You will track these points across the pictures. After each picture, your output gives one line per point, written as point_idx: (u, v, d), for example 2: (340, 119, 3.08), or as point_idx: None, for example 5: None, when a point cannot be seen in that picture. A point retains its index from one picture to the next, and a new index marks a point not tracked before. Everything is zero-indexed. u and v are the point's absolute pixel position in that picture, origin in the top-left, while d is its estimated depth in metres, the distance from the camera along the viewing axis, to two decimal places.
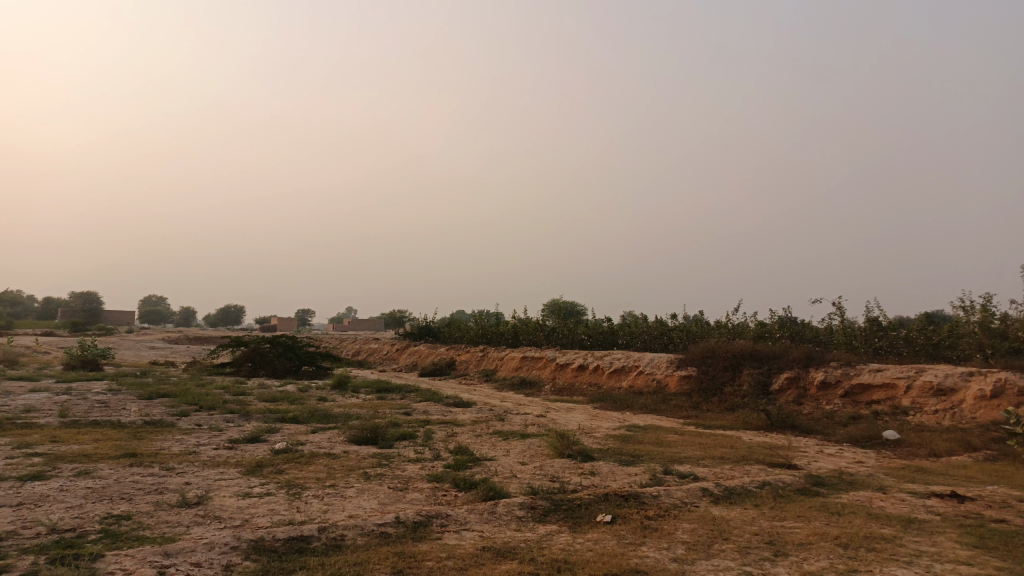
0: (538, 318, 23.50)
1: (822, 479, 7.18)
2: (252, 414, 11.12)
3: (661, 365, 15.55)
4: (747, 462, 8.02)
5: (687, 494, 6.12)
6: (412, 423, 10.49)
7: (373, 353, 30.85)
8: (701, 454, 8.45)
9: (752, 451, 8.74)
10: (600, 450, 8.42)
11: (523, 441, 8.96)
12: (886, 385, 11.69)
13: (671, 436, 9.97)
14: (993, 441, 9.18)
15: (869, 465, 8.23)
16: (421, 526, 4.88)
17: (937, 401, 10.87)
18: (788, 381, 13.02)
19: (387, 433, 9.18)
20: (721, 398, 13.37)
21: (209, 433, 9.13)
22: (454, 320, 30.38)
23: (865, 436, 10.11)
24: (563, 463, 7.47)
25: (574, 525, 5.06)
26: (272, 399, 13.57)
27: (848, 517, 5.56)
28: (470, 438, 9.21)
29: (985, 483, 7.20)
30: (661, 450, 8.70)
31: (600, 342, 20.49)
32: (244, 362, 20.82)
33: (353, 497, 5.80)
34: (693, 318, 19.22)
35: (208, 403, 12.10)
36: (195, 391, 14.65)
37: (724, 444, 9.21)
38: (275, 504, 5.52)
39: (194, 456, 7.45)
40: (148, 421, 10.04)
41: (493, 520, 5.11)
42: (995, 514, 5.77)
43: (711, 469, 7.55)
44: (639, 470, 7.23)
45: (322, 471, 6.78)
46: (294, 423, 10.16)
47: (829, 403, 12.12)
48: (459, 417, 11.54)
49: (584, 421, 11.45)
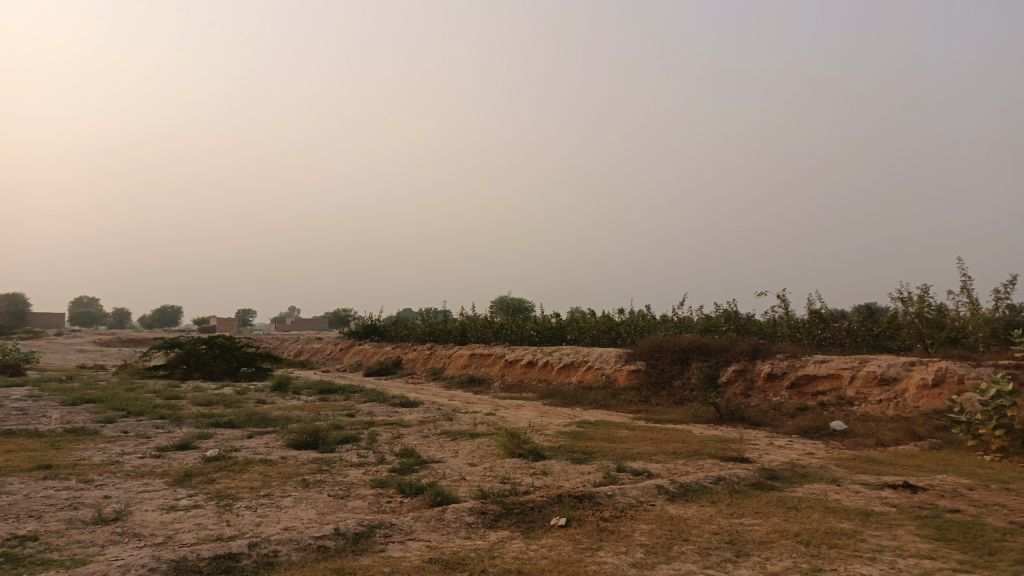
0: (485, 314, 23.20)
1: (776, 472, 7.08)
2: (184, 419, 10.52)
3: (610, 360, 15.43)
4: (700, 456, 7.88)
5: (642, 492, 5.91)
6: (356, 425, 10.08)
7: (317, 353, 30.09)
8: (653, 450, 8.29)
9: (704, 444, 8.63)
10: (552, 448, 8.17)
11: (472, 441, 8.65)
12: (831, 376, 11.78)
13: (623, 431, 9.80)
14: (937, 429, 9.28)
15: (821, 457, 8.19)
16: (362, 537, 4.53)
17: (881, 391, 10.99)
18: (735, 374, 13.03)
19: (329, 436, 8.74)
20: (670, 391, 13.31)
21: (135, 440, 8.54)
22: (400, 317, 29.83)
23: (813, 427, 10.13)
24: (513, 463, 7.19)
25: (527, 530, 4.78)
26: (208, 402, 12.94)
27: (806, 511, 5.42)
28: (416, 439, 8.86)
29: (934, 472, 7.22)
30: (614, 446, 8.51)
31: (549, 338, 20.33)
32: (178, 364, 19.95)
33: (289, 508, 5.40)
34: (641, 313, 19.20)
35: (137, 408, 11.42)
36: (124, 395, 13.88)
37: (675, 439, 9.08)
38: (202, 518, 5.08)
39: (115, 467, 6.91)
40: (69, 429, 9.36)
41: (440, 528, 4.78)
42: (948, 504, 5.74)
43: (664, 465, 7.38)
44: (592, 469, 7.00)
45: (256, 480, 6.34)
46: (230, 428, 9.63)
47: (777, 395, 12.16)
48: (406, 417, 11.15)
49: (534, 419, 11.20)
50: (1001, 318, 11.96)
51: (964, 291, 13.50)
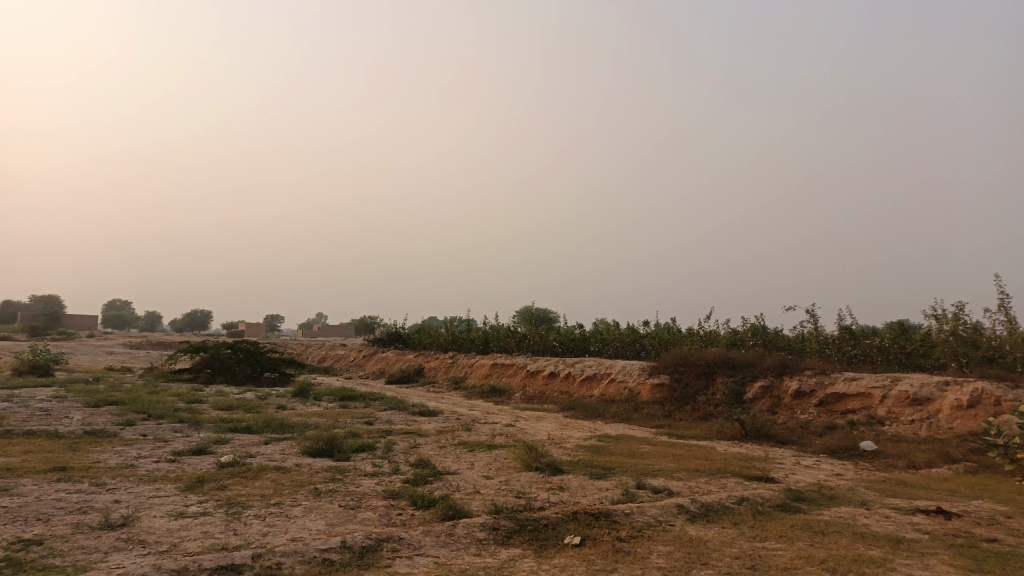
0: (509, 324, 23.07)
1: (802, 494, 6.82)
2: (202, 423, 10.51)
3: (633, 372, 15.19)
4: (723, 475, 7.65)
5: (661, 511, 5.71)
6: (373, 434, 9.98)
7: (340, 359, 30.17)
8: (674, 466, 8.07)
9: (728, 462, 8.38)
10: (570, 463, 7.99)
11: (490, 452, 8.50)
12: (861, 394, 11.44)
13: (644, 446, 9.57)
14: (972, 452, 8.93)
15: (849, 478, 7.90)
16: (369, 551, 4.40)
17: (913, 411, 10.63)
18: (761, 390, 12.73)
19: (345, 444, 8.66)
20: (694, 406, 13.04)
21: (152, 444, 8.53)
22: (423, 326, 29.81)
23: (841, 447, 9.81)
24: (530, 477, 7.02)
25: (539, 549, 4.61)
26: (228, 407, 12.95)
27: (833, 537, 5.19)
28: (433, 449, 8.73)
29: (970, 498, 6.91)
30: (634, 462, 8.30)
31: (572, 349, 20.12)
32: (202, 369, 20.09)
33: (298, 518, 5.29)
34: (666, 325, 18.92)
35: (157, 412, 11.45)
36: (146, 398, 13.97)
37: (698, 456, 8.84)
38: (210, 526, 4.99)
39: (129, 471, 6.87)
40: (88, 431, 9.39)
41: (450, 544, 4.64)
42: (985, 533, 5.46)
43: (685, 483, 7.16)
44: (610, 485, 6.81)
45: (268, 488, 6.25)
46: (247, 434, 9.59)
47: (804, 413, 11.83)
48: (424, 427, 11.03)
49: (554, 431, 11.02)
50: None
51: (1002, 309, 13.07)
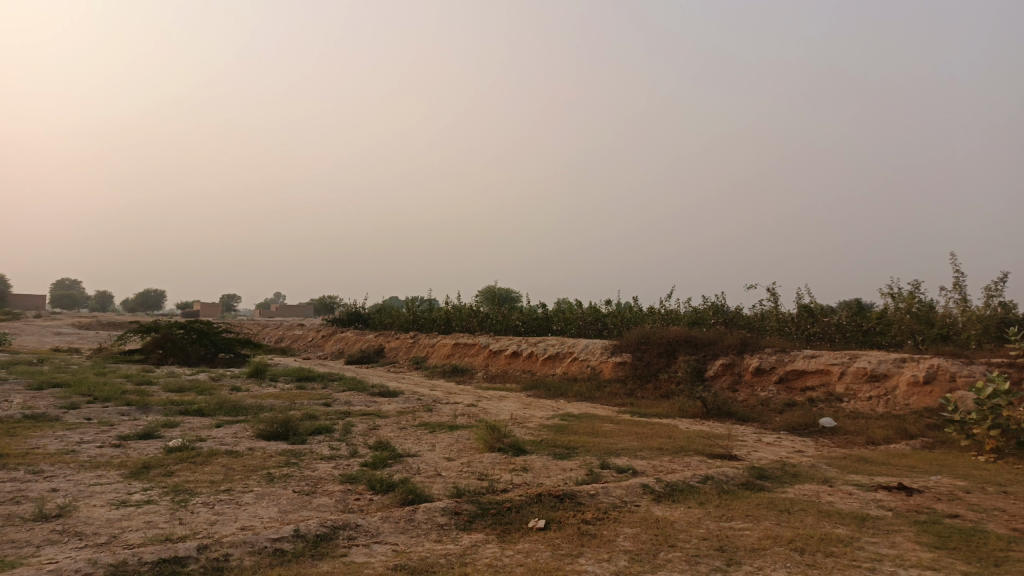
0: (470, 304, 22.85)
1: (766, 472, 6.79)
2: (152, 406, 10.10)
3: (596, 351, 15.14)
4: (686, 453, 7.59)
5: (626, 492, 5.59)
6: (331, 415, 9.71)
7: (298, 340, 29.63)
8: (638, 445, 7.99)
9: (691, 440, 8.34)
10: (533, 442, 7.85)
11: (451, 433, 8.31)
12: (821, 371, 11.54)
13: (607, 425, 9.49)
14: (929, 428, 9.06)
15: (810, 455, 7.92)
16: (324, 540, 4.19)
17: (871, 388, 10.75)
18: (722, 367, 12.77)
19: (301, 427, 8.38)
20: (656, 384, 13.04)
21: (96, 428, 8.14)
22: (384, 305, 29.39)
23: (802, 423, 9.87)
24: (492, 458, 6.85)
25: (502, 533, 4.45)
26: (179, 389, 12.53)
27: (799, 515, 5.13)
28: (393, 431, 8.50)
29: (929, 473, 6.97)
30: (597, 441, 8.20)
31: (534, 329, 20.02)
32: (153, 349, 19.48)
33: (249, 505, 5.04)
34: (628, 304, 18.91)
35: (104, 394, 10.98)
36: (93, 379, 13.44)
37: (661, 434, 8.78)
38: (154, 515, 4.71)
39: (69, 457, 6.50)
40: (28, 415, 8.93)
41: (410, 530, 4.45)
42: (947, 509, 5.47)
43: (650, 462, 7.08)
44: (574, 465, 6.68)
45: (218, 473, 5.97)
46: (198, 417, 9.23)
47: (765, 390, 11.91)
48: (384, 408, 10.79)
49: (516, 411, 10.89)
50: (993, 315, 11.76)
51: (956, 287, 13.30)
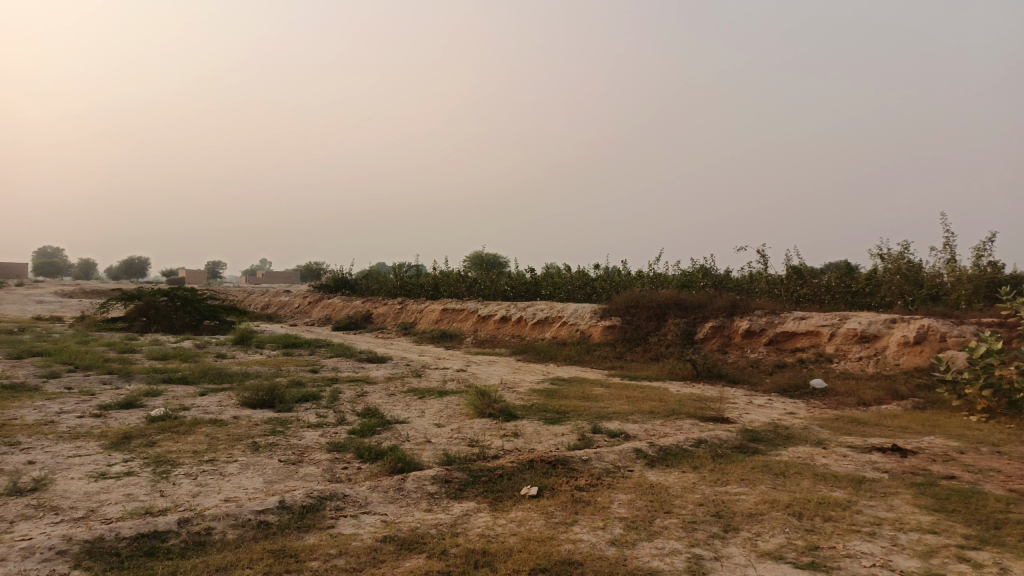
0: (458, 269, 22.65)
1: (759, 434, 6.72)
2: (134, 374, 9.91)
3: (585, 315, 15.03)
4: (678, 416, 7.52)
5: (619, 457, 5.50)
6: (318, 382, 9.57)
7: (285, 306, 29.38)
8: (630, 409, 7.90)
9: (683, 403, 8.26)
10: (523, 407, 7.74)
11: (440, 399, 8.18)
12: (811, 333, 11.49)
13: (597, 389, 9.41)
14: (919, 388, 9.04)
15: (802, 417, 7.87)
16: (310, 511, 4.05)
17: (861, 348, 10.72)
18: (712, 330, 12.70)
19: (287, 394, 8.22)
20: (646, 347, 12.97)
21: (76, 397, 7.94)
22: (371, 271, 29.12)
23: (793, 385, 9.84)
24: (482, 424, 6.74)
25: (494, 502, 4.33)
26: (163, 357, 12.33)
27: (794, 479, 5.06)
28: (381, 397, 8.37)
29: (921, 434, 6.94)
30: (588, 405, 8.10)
31: (523, 293, 19.89)
32: (137, 317, 19.21)
33: (233, 476, 4.89)
34: (617, 268, 18.78)
35: (85, 363, 10.76)
36: (74, 348, 13.19)
37: (652, 397, 8.71)
38: (134, 487, 4.55)
39: (46, 427, 6.31)
40: (7, 385, 8.71)
41: (399, 500, 4.33)
42: (943, 470, 5.41)
43: (642, 425, 6.99)
44: (566, 430, 6.57)
45: (202, 443, 5.81)
46: (182, 385, 9.05)
47: (755, 352, 11.87)
48: (372, 374, 10.65)
49: (506, 376, 10.78)
50: (983, 275, 11.72)
51: (946, 248, 13.25)
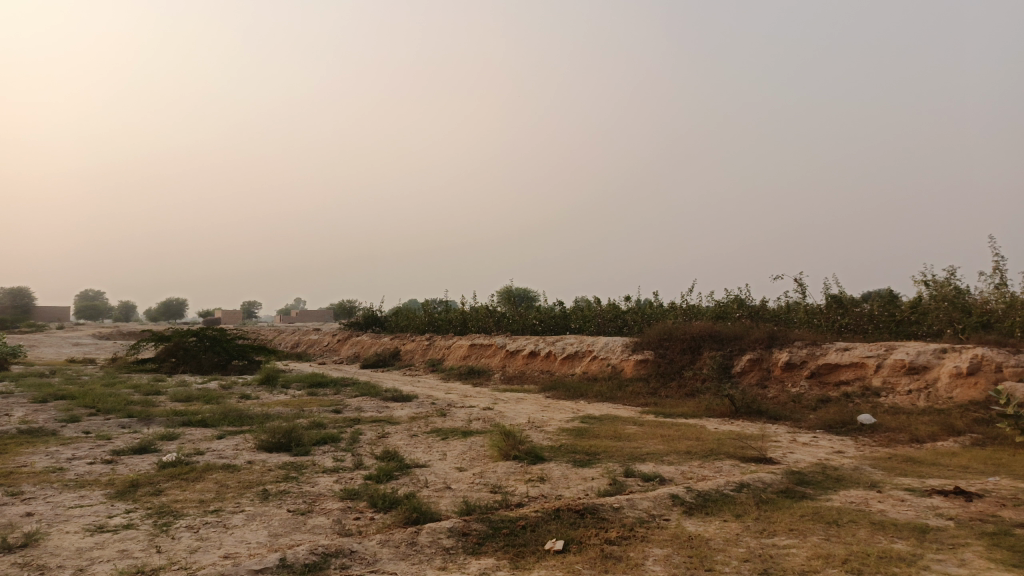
0: (487, 304, 22.36)
1: (806, 476, 6.21)
2: (154, 417, 9.70)
3: (617, 349, 14.57)
4: (717, 456, 7.04)
5: (653, 504, 5.06)
6: (340, 423, 9.25)
7: (314, 345, 29.33)
8: (664, 449, 7.44)
9: (722, 442, 7.76)
10: (551, 448, 7.33)
11: (464, 440, 7.81)
12: (855, 364, 10.90)
13: (630, 427, 8.95)
14: (977, 423, 8.42)
15: (851, 456, 7.33)
16: (314, 570, 3.70)
17: (910, 380, 10.11)
18: (750, 363, 12.16)
19: (305, 437, 7.92)
20: (680, 381, 12.45)
21: (91, 442, 7.72)
22: (400, 308, 28.98)
23: (839, 421, 9.27)
24: (507, 467, 6.35)
25: (515, 558, 3.93)
26: (187, 398, 12.15)
27: (849, 528, 4.57)
28: (403, 439, 8.02)
29: (985, 474, 6.36)
30: (620, 445, 7.65)
31: (552, 327, 19.49)
32: (166, 358, 19.22)
33: (237, 528, 4.56)
34: (648, 301, 18.32)
35: (107, 406, 10.61)
36: (100, 391, 13.11)
37: (689, 436, 8.22)
38: (130, 542, 4.23)
39: (53, 475, 6.06)
40: (25, 430, 8.55)
41: (411, 556, 3.95)
42: (1016, 516, 4.87)
43: (678, 467, 6.53)
44: (596, 473, 6.14)
45: (210, 491, 5.50)
46: (201, 428, 8.81)
47: (796, 386, 11.30)
48: (395, 414, 10.32)
49: (534, 414, 10.36)
50: None
51: (994, 272, 12.59)
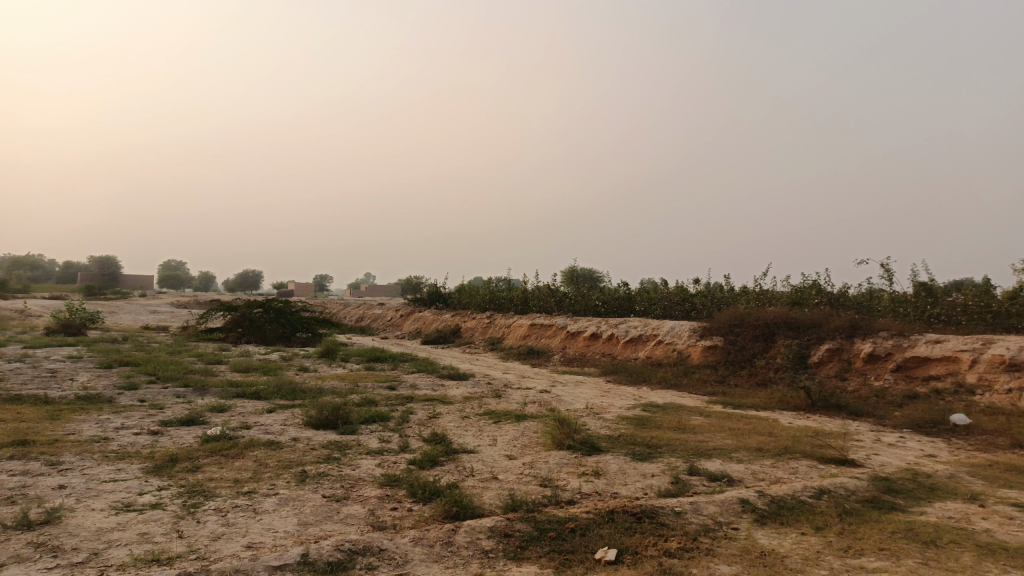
0: (549, 283, 21.87)
1: (894, 484, 5.55)
2: (209, 388, 9.67)
3: (683, 334, 13.90)
4: (792, 456, 6.42)
5: (720, 510, 4.54)
6: (392, 402, 8.98)
7: (378, 319, 29.54)
8: (733, 444, 6.86)
9: (797, 440, 7.12)
10: (609, 439, 6.85)
11: (517, 425, 7.41)
12: (947, 359, 9.97)
13: (695, 418, 8.36)
14: None
15: (945, 462, 6.58)
16: (337, 569, 3.36)
17: (1010, 378, 9.12)
18: (829, 353, 11.33)
19: (354, 414, 7.66)
20: (751, 371, 11.74)
21: (142, 412, 7.66)
22: (464, 284, 28.76)
23: (928, 421, 8.45)
24: (560, 458, 5.91)
25: (560, 568, 3.50)
26: (245, 369, 12.16)
27: (950, 552, 3.94)
28: (453, 420, 7.68)
29: None
30: (684, 438, 7.11)
31: (616, 309, 18.90)
32: (232, 328, 19.56)
33: (267, 514, 4.27)
34: (718, 284, 17.48)
35: (167, 374, 10.67)
36: (164, 359, 13.30)
37: (760, 431, 7.59)
38: (153, 525, 3.98)
39: (96, 445, 5.95)
40: (83, 396, 8.58)
41: (445, 559, 3.56)
42: None
43: (748, 467, 5.95)
44: (656, 470, 5.63)
45: (247, 470, 5.26)
46: (253, 401, 8.69)
47: (879, 379, 10.45)
48: (450, 393, 10.01)
49: (593, 399, 9.88)
50: None
51: None
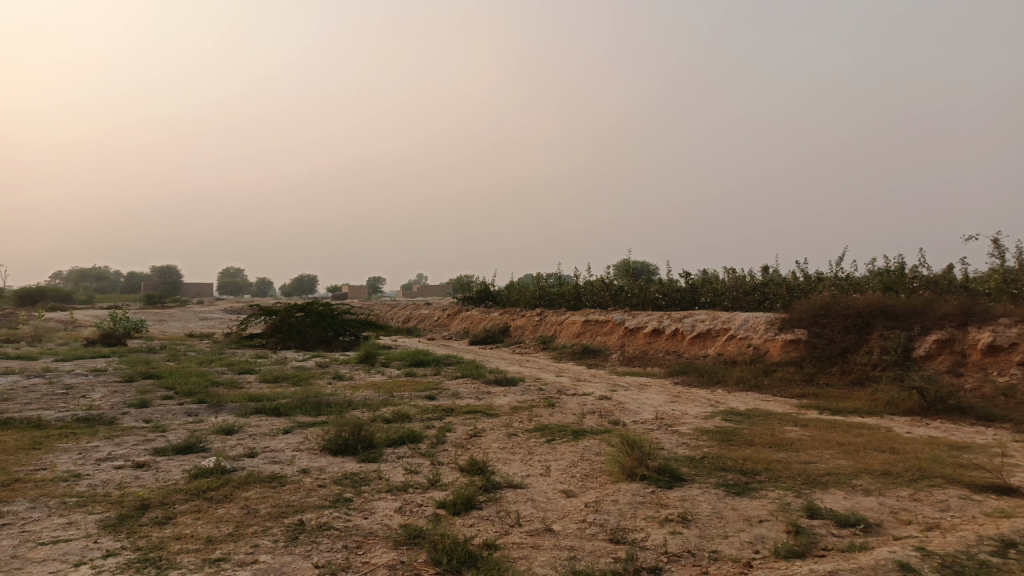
0: (603, 276, 20.40)
1: None
2: (226, 403, 8.61)
3: (759, 327, 12.32)
4: (935, 485, 4.93)
5: None
6: (429, 415, 7.77)
7: (425, 319, 28.58)
8: (849, 467, 5.40)
9: (933, 459, 5.60)
10: (693, 463, 5.46)
11: (575, 446, 6.09)
12: None
13: (792, 431, 6.89)
14: None
15: None
16: None
17: None
18: (938, 345, 9.65)
19: (380, 435, 6.45)
20: (844, 368, 10.16)
21: (139, 437, 6.61)
22: (513, 281, 27.52)
23: None
24: (632, 495, 4.55)
25: None
26: (274, 379, 11.13)
27: None
28: (499, 440, 6.42)
29: None
30: (785, 458, 5.68)
31: (678, 302, 17.39)
32: (273, 334, 18.70)
33: None
34: (792, 271, 15.78)
35: (186, 388, 9.69)
36: (192, 369, 12.41)
37: (879, 446, 6.10)
38: None
39: (59, 487, 4.86)
40: (84, 418, 7.60)
41: None
42: None
43: (883, 502, 4.51)
44: (764, 511, 4.24)
45: (228, 523, 4.07)
46: (270, 419, 7.58)
47: (1006, 374, 8.74)
48: (495, 402, 8.75)
49: (662, 406, 8.49)
50: None
51: None
